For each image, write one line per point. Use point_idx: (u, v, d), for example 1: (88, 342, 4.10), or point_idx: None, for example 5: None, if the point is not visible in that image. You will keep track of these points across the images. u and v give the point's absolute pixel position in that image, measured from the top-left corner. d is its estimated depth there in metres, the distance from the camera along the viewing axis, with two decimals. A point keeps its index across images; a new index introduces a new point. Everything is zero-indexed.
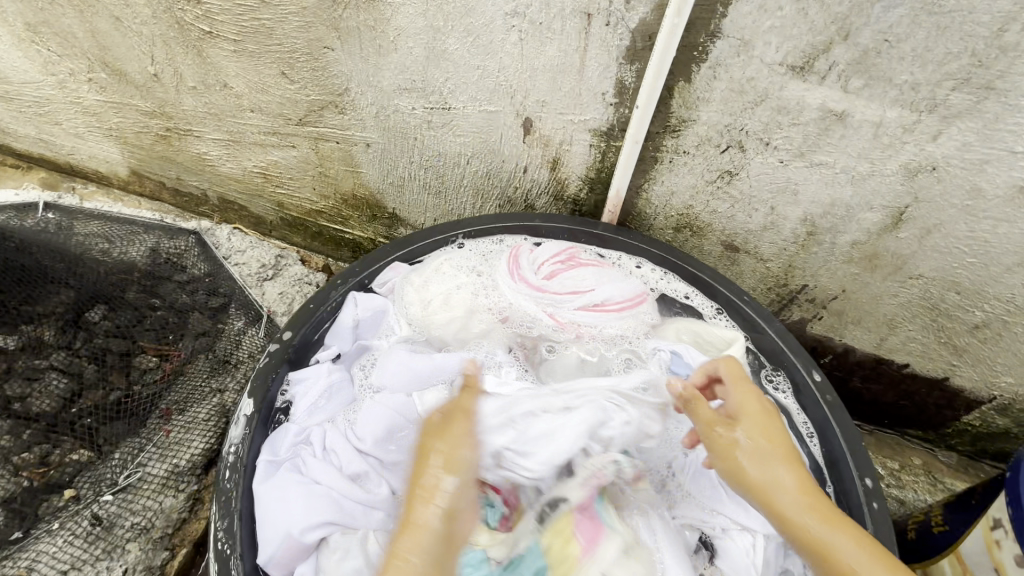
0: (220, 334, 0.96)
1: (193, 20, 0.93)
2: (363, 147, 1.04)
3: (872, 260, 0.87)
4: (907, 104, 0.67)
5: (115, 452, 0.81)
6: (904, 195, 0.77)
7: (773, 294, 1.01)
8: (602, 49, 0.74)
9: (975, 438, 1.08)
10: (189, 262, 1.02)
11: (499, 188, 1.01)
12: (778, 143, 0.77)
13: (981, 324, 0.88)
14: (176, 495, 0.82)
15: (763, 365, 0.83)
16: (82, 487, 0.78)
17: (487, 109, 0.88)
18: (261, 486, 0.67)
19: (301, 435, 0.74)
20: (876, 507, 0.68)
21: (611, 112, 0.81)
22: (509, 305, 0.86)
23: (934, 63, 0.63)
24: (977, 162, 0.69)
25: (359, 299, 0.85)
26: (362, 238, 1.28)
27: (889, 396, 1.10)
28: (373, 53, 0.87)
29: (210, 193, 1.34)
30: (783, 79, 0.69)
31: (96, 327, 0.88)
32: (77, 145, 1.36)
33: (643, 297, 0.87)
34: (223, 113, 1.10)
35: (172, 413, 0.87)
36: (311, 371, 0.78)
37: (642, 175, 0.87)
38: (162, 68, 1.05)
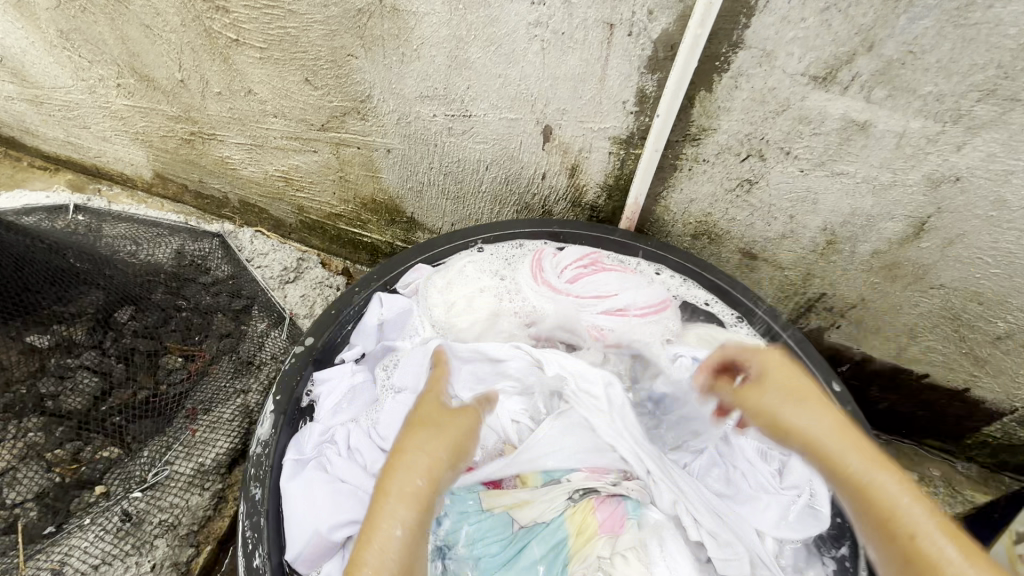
0: (243, 336, 1.00)
1: (221, 28, 0.95)
2: (384, 153, 1.06)
3: (892, 269, 0.87)
4: (931, 115, 0.67)
5: (144, 450, 0.82)
6: (926, 205, 0.76)
7: (790, 302, 1.01)
8: (624, 59, 0.74)
9: (995, 450, 1.07)
10: (212, 265, 1.06)
11: (517, 193, 1.02)
12: (799, 152, 0.77)
13: (1003, 335, 0.87)
14: (202, 493, 0.86)
15: None
16: (113, 482, 0.79)
17: (508, 116, 0.89)
18: (289, 485, 0.68)
19: (325, 435, 0.75)
20: None
21: (631, 121, 0.82)
22: (530, 306, 0.88)
23: (960, 74, 0.62)
24: (1002, 173, 0.69)
25: (383, 299, 0.86)
26: (380, 242, 1.30)
27: (907, 406, 1.09)
28: (396, 60, 0.88)
29: (232, 196, 1.37)
30: (805, 89, 0.70)
31: (125, 328, 0.86)
32: (104, 148, 1.39)
33: (666, 304, 0.87)
34: (247, 119, 1.13)
35: (198, 413, 0.89)
36: (334, 371, 0.79)
37: (661, 182, 0.88)
38: (189, 74, 1.08)
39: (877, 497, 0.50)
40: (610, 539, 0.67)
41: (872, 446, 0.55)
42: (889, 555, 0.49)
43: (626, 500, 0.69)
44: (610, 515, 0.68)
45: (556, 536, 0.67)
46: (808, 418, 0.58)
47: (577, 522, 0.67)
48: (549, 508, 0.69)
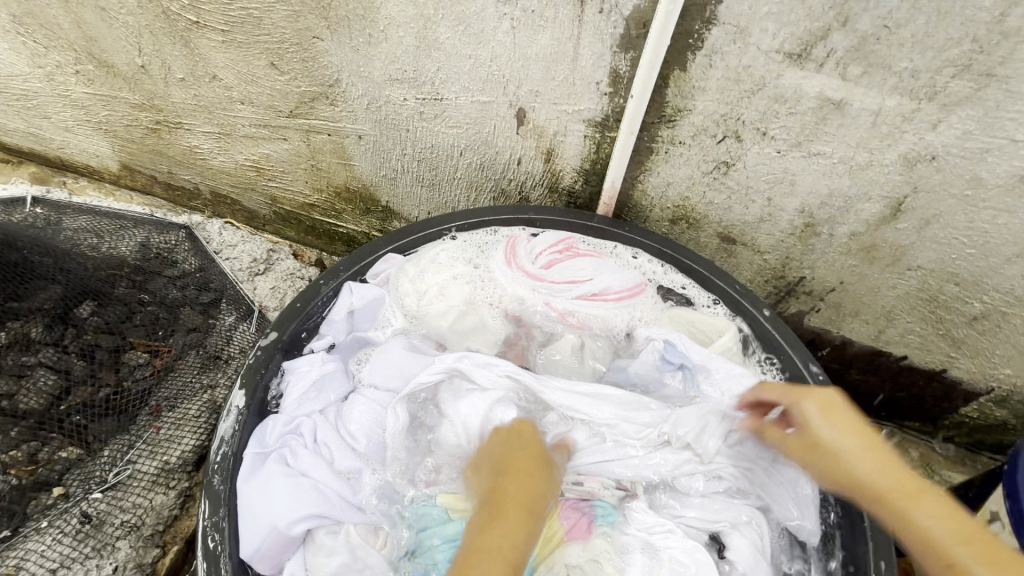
0: (211, 330, 0.95)
1: (180, 10, 0.91)
2: (355, 140, 1.03)
3: (870, 251, 0.86)
4: (906, 92, 0.66)
5: (105, 449, 0.79)
6: (903, 185, 0.75)
7: (770, 286, 1.00)
8: (596, 37, 0.72)
9: (972, 430, 1.08)
10: (179, 257, 1.02)
11: (493, 179, 0.99)
12: (775, 132, 0.75)
13: (979, 315, 0.88)
14: (166, 492, 0.83)
15: (760, 353, 0.83)
16: (71, 483, 0.76)
17: (480, 99, 0.87)
18: (246, 484, 0.66)
19: (290, 426, 0.71)
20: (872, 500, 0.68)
21: (606, 102, 0.80)
22: (504, 294, 0.85)
23: (935, 49, 0.61)
24: (977, 151, 0.68)
25: (354, 287, 0.83)
26: (356, 233, 1.27)
27: (887, 389, 1.09)
28: (364, 42, 0.85)
29: (203, 187, 1.33)
30: (780, 67, 0.68)
31: (85, 323, 0.85)
32: (67, 139, 1.34)
33: (642, 287, 0.87)
34: (213, 106, 1.09)
35: (162, 410, 0.86)
36: (303, 361, 0.76)
37: (638, 166, 0.86)
38: (150, 59, 1.03)
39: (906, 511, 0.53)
40: (581, 545, 0.63)
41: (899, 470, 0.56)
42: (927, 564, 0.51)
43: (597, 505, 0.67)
44: (574, 521, 0.65)
45: (519, 544, 0.63)
46: (869, 465, 0.57)
47: (540, 530, 0.65)
48: None
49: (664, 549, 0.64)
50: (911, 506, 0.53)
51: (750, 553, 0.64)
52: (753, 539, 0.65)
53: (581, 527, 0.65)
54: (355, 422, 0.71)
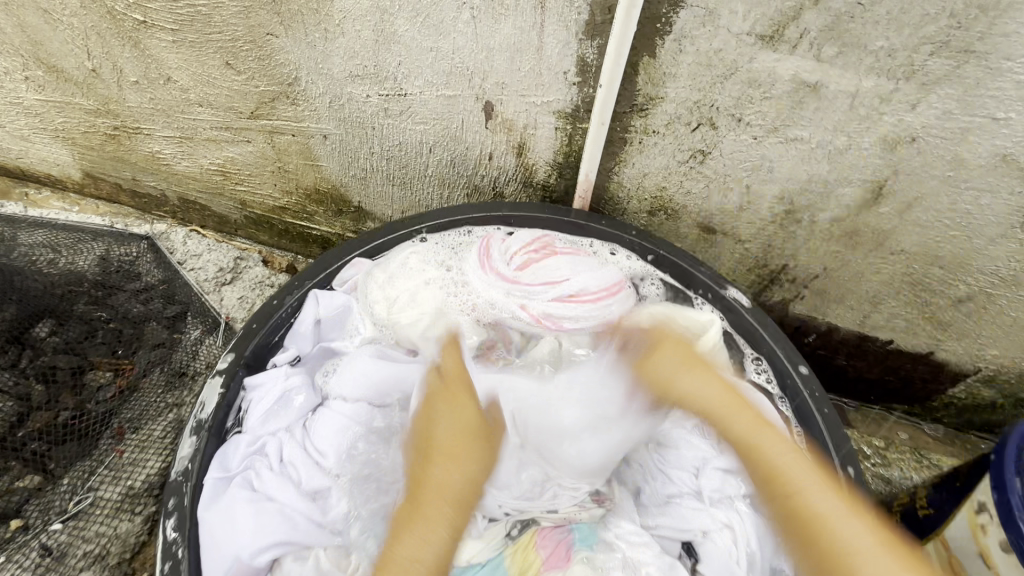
0: (177, 345, 0.90)
1: (126, 8, 0.87)
2: (321, 139, 0.99)
3: (853, 236, 0.84)
4: (883, 72, 0.63)
5: (65, 477, 0.76)
6: (883, 168, 0.73)
7: (753, 276, 0.97)
8: (560, 25, 0.69)
9: (961, 410, 1.07)
10: (142, 269, 0.96)
11: (465, 176, 0.96)
12: (750, 118, 0.72)
13: (964, 297, 0.86)
14: (133, 518, 0.76)
15: (744, 349, 0.81)
16: (31, 515, 0.74)
17: (445, 93, 0.83)
18: (207, 513, 0.63)
19: (255, 446, 0.70)
20: (859, 495, 0.66)
21: (575, 92, 0.76)
22: (477, 296, 0.84)
23: (912, 26, 0.58)
24: (959, 130, 0.66)
25: (320, 297, 0.81)
26: (330, 235, 1.23)
27: (874, 372, 1.07)
28: (320, 38, 0.81)
29: (170, 194, 1.28)
30: (753, 50, 0.65)
31: (44, 344, 0.84)
32: (25, 148, 1.29)
33: (620, 285, 0.84)
34: (171, 109, 1.04)
35: (125, 432, 0.81)
36: (266, 376, 0.74)
37: (612, 158, 0.83)
38: (100, 62, 0.99)
39: (787, 476, 0.48)
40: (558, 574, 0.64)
41: (750, 407, 0.55)
42: (770, 508, 0.49)
43: (575, 530, 0.69)
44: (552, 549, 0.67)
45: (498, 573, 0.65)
46: (699, 383, 0.58)
47: (519, 559, 0.66)
48: (485, 548, 0.67)
49: (643, 567, 0.65)
50: (772, 445, 0.51)
51: (720, 565, 0.65)
52: (728, 545, 0.66)
53: (558, 551, 0.67)
54: (324, 438, 0.70)
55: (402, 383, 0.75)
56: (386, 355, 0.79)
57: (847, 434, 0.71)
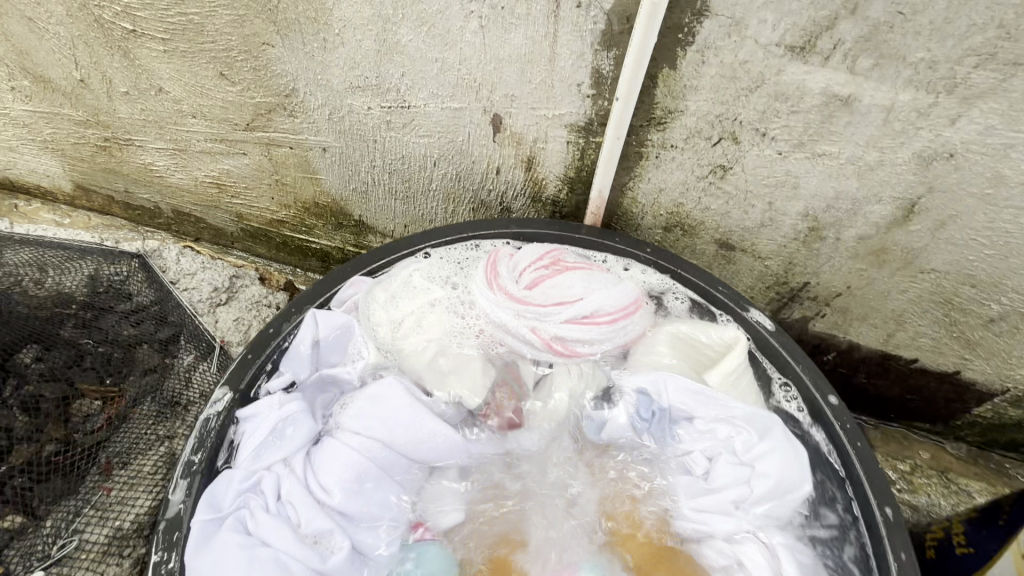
0: (169, 372, 0.87)
1: (114, 17, 0.82)
2: (320, 152, 0.94)
3: (880, 254, 0.79)
4: (922, 85, 0.59)
5: (48, 519, 0.71)
6: (916, 185, 0.69)
7: (772, 293, 0.93)
8: (575, 35, 0.64)
9: (987, 430, 1.03)
10: (133, 289, 0.92)
11: (471, 190, 0.92)
12: (776, 133, 0.68)
13: (996, 317, 0.82)
14: (122, 561, 0.72)
15: (771, 370, 0.76)
16: (12, 561, 0.68)
17: (451, 106, 0.79)
18: (196, 559, 0.59)
19: (250, 482, 0.66)
20: (898, 537, 0.61)
21: (588, 105, 0.72)
22: (484, 318, 0.78)
23: (956, 37, 0.54)
24: (1000, 147, 0.62)
25: (319, 318, 0.76)
26: (330, 248, 1.18)
27: (896, 391, 1.03)
28: (319, 48, 0.76)
29: (164, 206, 1.24)
30: (781, 61, 0.61)
31: (29, 371, 0.78)
32: (13, 160, 1.24)
33: (636, 305, 0.79)
34: (164, 120, 1.00)
35: (114, 468, 0.78)
36: (260, 406, 0.70)
37: (627, 173, 0.79)
38: (88, 72, 0.94)
39: None
40: None
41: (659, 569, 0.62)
42: None
43: None
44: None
45: None
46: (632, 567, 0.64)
47: None
48: None
49: None
50: None
51: None
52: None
53: None
54: (328, 474, 0.65)
55: (409, 417, 0.69)
56: (418, 394, 0.72)
57: (882, 467, 0.66)
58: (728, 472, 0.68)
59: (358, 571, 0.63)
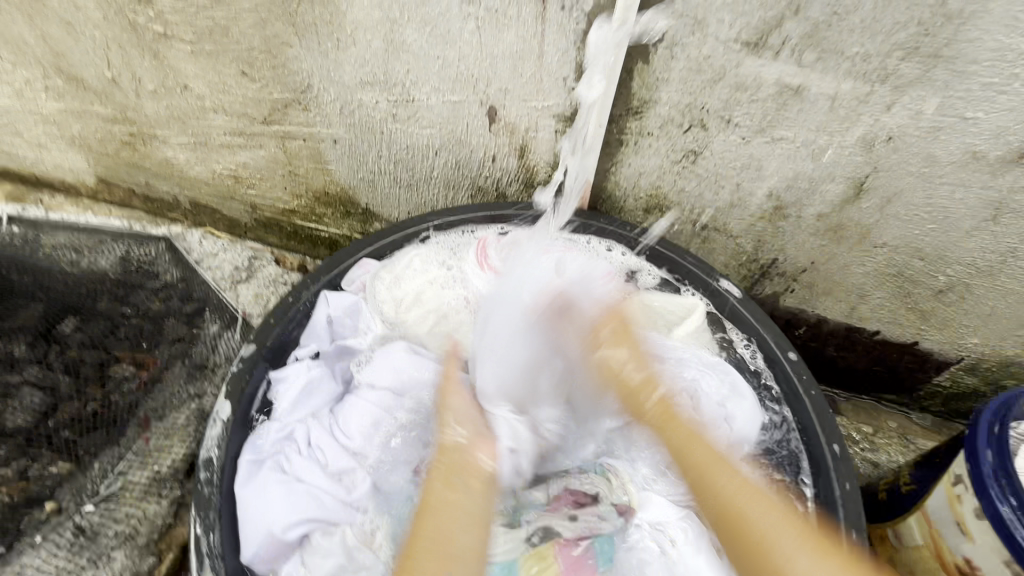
0: (196, 339, 0.93)
1: (147, 21, 0.91)
2: (331, 144, 1.03)
3: (837, 231, 0.88)
4: (860, 76, 0.68)
5: (96, 461, 0.81)
6: (863, 165, 0.78)
7: (745, 270, 1.02)
8: (560, 34, 0.74)
9: (947, 399, 1.11)
10: (160, 268, 1.00)
11: (470, 177, 1.00)
12: (739, 120, 0.77)
13: (945, 287, 0.91)
14: (160, 501, 0.80)
15: (724, 329, 0.88)
16: (64, 497, 0.77)
17: (451, 99, 0.88)
18: (242, 490, 0.69)
19: (284, 433, 0.75)
20: (841, 470, 0.72)
21: (574, 97, 0.81)
22: (477, 293, 0.90)
23: (884, 33, 0.63)
24: (931, 129, 0.71)
25: (331, 298, 0.84)
26: (338, 236, 1.27)
27: (863, 363, 1.11)
28: (333, 47, 0.86)
29: (181, 198, 1.33)
30: (739, 56, 0.70)
31: (69, 339, 0.88)
32: (41, 156, 1.33)
33: (612, 277, 0.89)
34: (187, 116, 1.09)
35: (151, 421, 0.85)
36: (290, 368, 0.78)
37: (609, 158, 0.88)
38: (119, 71, 1.03)
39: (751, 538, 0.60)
40: None
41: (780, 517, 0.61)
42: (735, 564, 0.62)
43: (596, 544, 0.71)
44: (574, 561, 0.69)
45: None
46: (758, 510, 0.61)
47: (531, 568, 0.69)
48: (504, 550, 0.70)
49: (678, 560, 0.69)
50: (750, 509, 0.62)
51: None
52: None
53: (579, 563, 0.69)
54: (352, 422, 0.76)
55: (421, 370, 0.81)
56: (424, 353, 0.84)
57: (833, 412, 0.76)
58: (711, 407, 0.79)
59: (382, 504, 0.72)
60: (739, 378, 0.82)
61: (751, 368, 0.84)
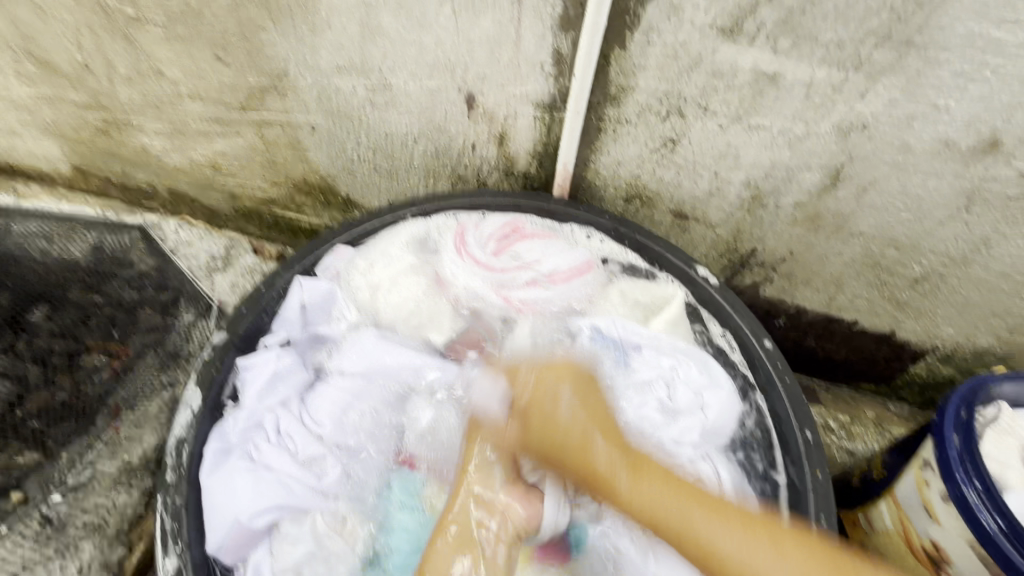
0: (171, 328, 0.92)
1: (117, 3, 0.89)
2: (309, 131, 1.02)
3: (814, 220, 0.89)
4: (835, 63, 0.68)
5: (65, 451, 0.80)
6: (839, 154, 0.78)
7: (725, 260, 1.02)
8: (536, 19, 0.73)
9: (923, 388, 1.12)
10: (134, 257, 0.96)
11: (450, 166, 1.00)
12: (716, 107, 0.77)
13: (919, 277, 0.92)
14: (129, 491, 0.80)
15: (703, 316, 0.87)
16: (31, 488, 0.77)
17: (429, 85, 0.87)
18: (209, 479, 0.68)
19: (253, 421, 0.74)
20: (813, 458, 0.72)
21: (551, 84, 0.81)
22: (453, 279, 0.87)
23: (857, 20, 0.64)
24: (904, 118, 0.71)
25: (304, 283, 0.83)
26: (319, 226, 1.26)
27: (841, 353, 1.12)
28: (307, 32, 0.84)
29: (160, 187, 1.31)
30: (714, 42, 0.70)
31: (39, 328, 0.89)
32: (14, 143, 1.30)
33: (589, 265, 0.89)
34: (162, 102, 1.07)
35: (122, 410, 0.84)
36: (258, 357, 0.76)
37: (588, 146, 0.88)
38: (91, 56, 1.01)
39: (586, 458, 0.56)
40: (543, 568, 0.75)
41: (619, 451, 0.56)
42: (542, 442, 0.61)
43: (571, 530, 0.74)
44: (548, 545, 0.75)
45: None
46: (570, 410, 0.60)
47: None
48: None
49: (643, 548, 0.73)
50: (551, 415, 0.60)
51: None
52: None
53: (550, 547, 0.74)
54: (322, 411, 0.75)
55: (394, 354, 0.79)
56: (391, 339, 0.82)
57: (808, 401, 0.76)
58: (688, 395, 0.80)
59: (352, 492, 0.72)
60: (716, 365, 0.82)
61: (726, 357, 0.85)
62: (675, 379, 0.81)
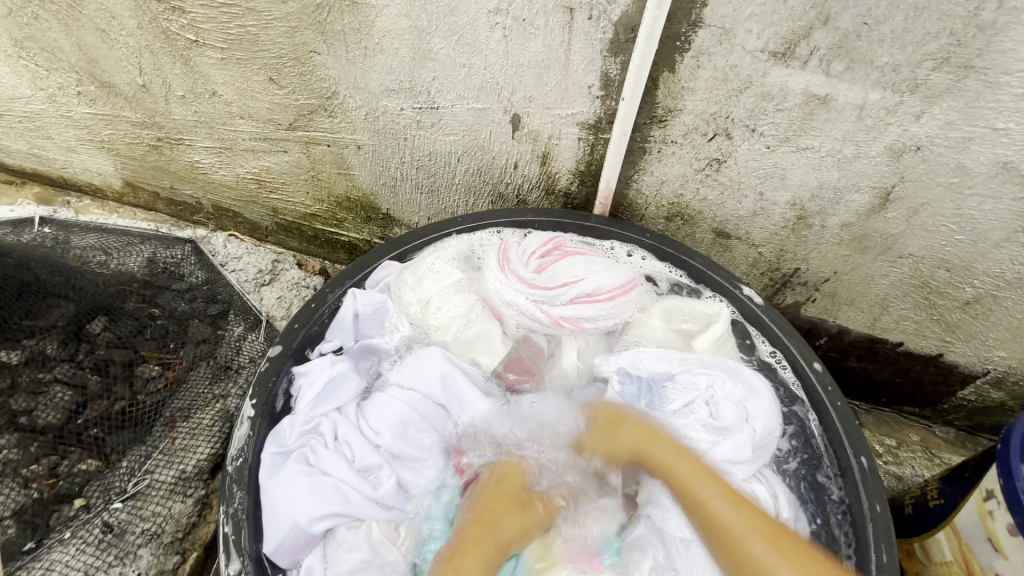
0: (221, 341, 0.99)
1: (179, 29, 0.94)
2: (354, 149, 1.05)
3: (861, 241, 0.88)
4: (889, 86, 0.68)
5: (123, 460, 0.83)
6: (890, 175, 0.77)
7: (766, 278, 1.01)
8: (586, 43, 0.74)
9: (972, 413, 1.09)
10: (185, 271, 1.05)
11: (491, 184, 1.01)
12: (765, 129, 0.77)
13: (971, 299, 0.90)
14: (184, 500, 0.85)
15: (750, 334, 0.87)
16: (92, 495, 0.79)
17: (476, 106, 0.89)
18: (269, 480, 0.71)
19: (309, 425, 0.76)
20: (871, 484, 0.72)
21: (598, 105, 0.82)
22: (497, 297, 0.88)
23: (915, 44, 0.63)
24: (960, 140, 0.71)
25: (358, 294, 0.86)
26: (358, 241, 1.28)
27: (885, 375, 1.09)
28: (360, 55, 0.87)
29: (205, 202, 1.35)
30: (766, 66, 0.70)
31: (98, 339, 0.88)
32: (71, 159, 1.36)
33: (633, 283, 0.89)
34: (214, 121, 1.11)
35: (177, 420, 0.89)
36: (314, 364, 0.80)
37: (632, 166, 0.88)
38: (150, 78, 1.06)
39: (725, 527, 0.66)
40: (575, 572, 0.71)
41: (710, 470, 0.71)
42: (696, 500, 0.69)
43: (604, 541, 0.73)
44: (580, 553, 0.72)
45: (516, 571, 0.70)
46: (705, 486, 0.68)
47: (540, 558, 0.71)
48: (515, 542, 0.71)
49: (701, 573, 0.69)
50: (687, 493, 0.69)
51: None
52: None
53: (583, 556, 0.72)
54: (377, 419, 0.75)
55: (429, 364, 0.80)
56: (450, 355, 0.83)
57: (862, 426, 0.76)
58: (732, 410, 0.77)
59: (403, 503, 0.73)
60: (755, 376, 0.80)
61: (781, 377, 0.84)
62: (715, 396, 0.80)
